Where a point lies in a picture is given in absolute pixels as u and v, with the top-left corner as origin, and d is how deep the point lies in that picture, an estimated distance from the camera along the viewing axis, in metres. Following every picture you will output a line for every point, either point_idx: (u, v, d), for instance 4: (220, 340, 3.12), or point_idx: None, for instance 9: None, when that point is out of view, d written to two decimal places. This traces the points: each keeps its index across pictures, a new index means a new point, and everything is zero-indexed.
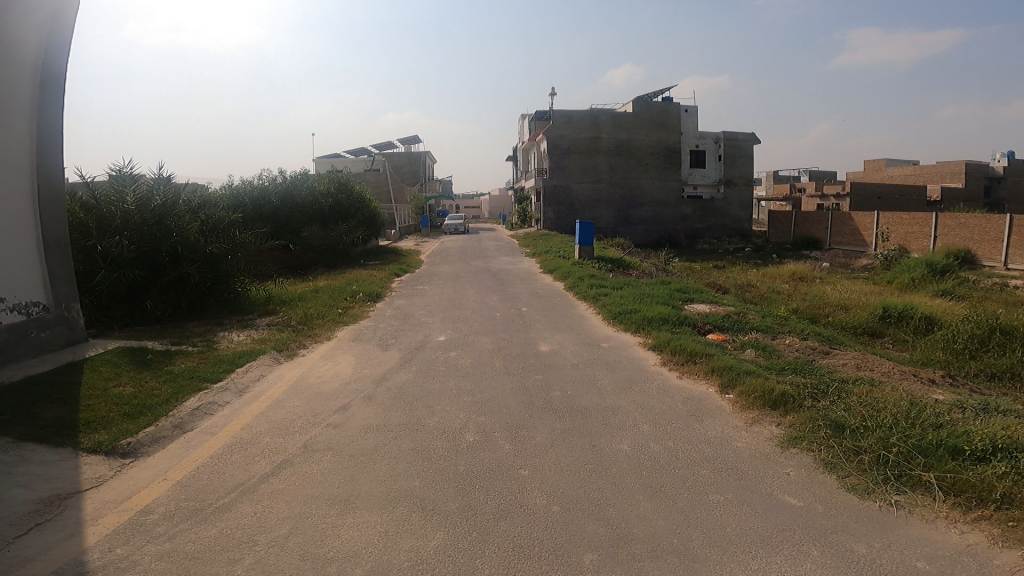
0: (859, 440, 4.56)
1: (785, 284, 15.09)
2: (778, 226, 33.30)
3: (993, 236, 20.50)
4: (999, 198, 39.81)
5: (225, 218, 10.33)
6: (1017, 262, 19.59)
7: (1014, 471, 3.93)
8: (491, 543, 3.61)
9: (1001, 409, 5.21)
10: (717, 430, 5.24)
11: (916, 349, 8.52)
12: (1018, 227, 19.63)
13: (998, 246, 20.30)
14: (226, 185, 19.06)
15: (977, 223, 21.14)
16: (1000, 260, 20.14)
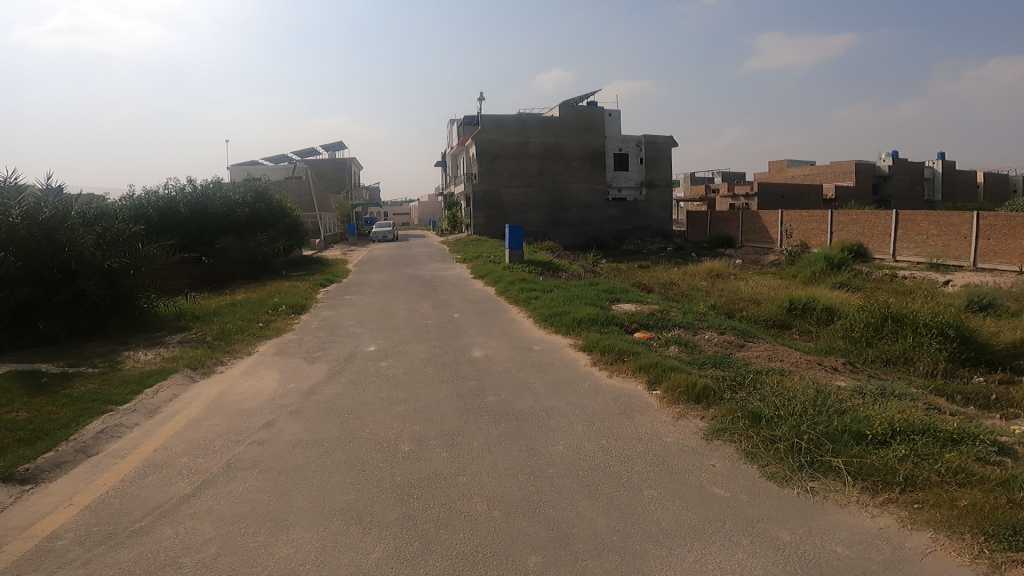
0: (773, 429, 4.72)
1: (705, 281, 15.73)
2: (695, 226, 34.43)
3: (881, 231, 21.96)
4: (886, 195, 42.05)
5: (126, 230, 9.81)
6: (903, 255, 21.08)
7: (911, 453, 4.10)
8: (434, 551, 3.54)
9: (897, 393, 5.54)
10: (647, 426, 5.34)
11: (821, 339, 9.00)
12: (902, 223, 21.20)
13: (887, 239, 21.75)
14: (129, 196, 18.12)
15: (867, 219, 22.58)
16: (888, 253, 21.65)
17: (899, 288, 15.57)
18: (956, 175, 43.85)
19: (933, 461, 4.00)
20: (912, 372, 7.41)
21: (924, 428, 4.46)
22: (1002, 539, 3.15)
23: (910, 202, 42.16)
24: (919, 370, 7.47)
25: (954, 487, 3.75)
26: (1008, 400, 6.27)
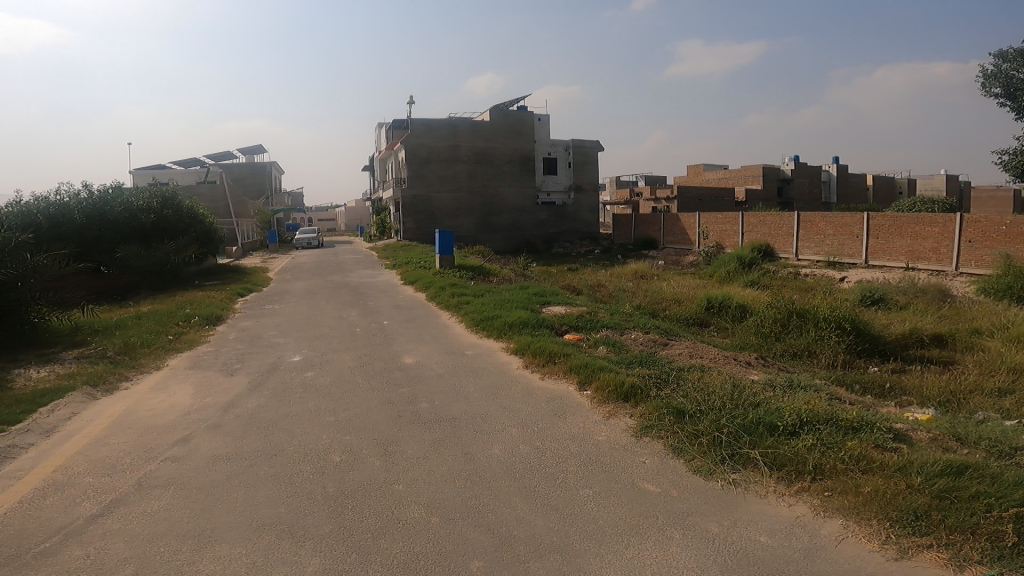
0: (696, 424, 4.96)
1: (630, 282, 16.33)
2: (621, 229, 35.61)
3: (785, 231, 23.70)
4: (789, 197, 45.57)
5: (11, 238, 8.88)
6: (805, 253, 22.85)
7: (818, 441, 4.36)
8: (374, 561, 3.45)
9: (803, 384, 5.99)
10: (579, 426, 5.47)
11: (736, 335, 9.59)
12: (802, 224, 22.94)
13: (790, 240, 23.51)
14: (13, 202, 16.41)
15: (773, 221, 24.28)
16: (791, 252, 23.40)
17: (802, 285, 16.86)
18: (848, 178, 47.68)
19: (837, 449, 4.24)
20: (815, 364, 8.03)
21: (828, 417, 4.75)
22: (906, 525, 3.32)
23: (811, 204, 45.64)
24: (821, 361, 8.12)
25: (857, 474, 3.96)
26: (902, 387, 6.75)
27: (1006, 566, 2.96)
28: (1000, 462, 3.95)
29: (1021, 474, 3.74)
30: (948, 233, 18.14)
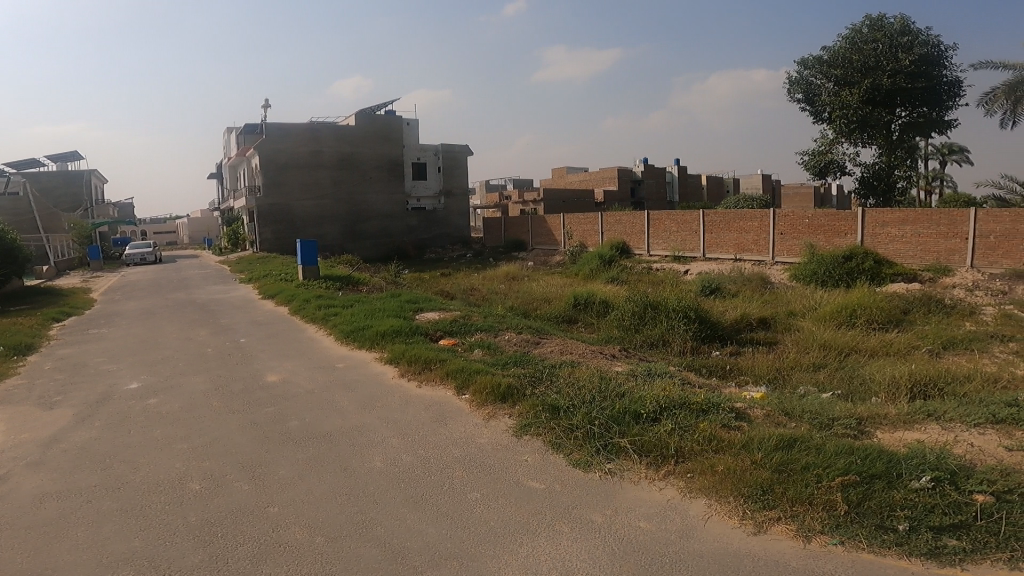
0: (571, 419, 5.23)
1: (501, 284, 16.70)
2: (492, 233, 36.16)
3: (638, 230, 25.68)
4: (641, 197, 49.63)
5: None
6: (655, 249, 24.99)
7: (677, 425, 4.81)
8: None
9: (659, 372, 6.58)
10: (460, 430, 5.48)
11: (599, 329, 10.25)
12: (652, 223, 25.01)
13: (642, 238, 25.58)
14: None
15: (627, 220, 26.23)
16: (644, 249, 25.46)
17: (654, 279, 18.44)
18: (687, 178, 53.05)
19: (693, 432, 4.66)
20: (668, 352, 8.85)
21: (683, 402, 5.22)
22: (758, 501, 3.64)
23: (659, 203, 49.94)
24: (673, 348, 8.97)
25: (711, 453, 4.37)
26: (739, 368, 7.72)
27: (842, 533, 3.28)
28: (820, 432, 4.55)
29: (839, 442, 4.19)
30: (764, 227, 21.05)
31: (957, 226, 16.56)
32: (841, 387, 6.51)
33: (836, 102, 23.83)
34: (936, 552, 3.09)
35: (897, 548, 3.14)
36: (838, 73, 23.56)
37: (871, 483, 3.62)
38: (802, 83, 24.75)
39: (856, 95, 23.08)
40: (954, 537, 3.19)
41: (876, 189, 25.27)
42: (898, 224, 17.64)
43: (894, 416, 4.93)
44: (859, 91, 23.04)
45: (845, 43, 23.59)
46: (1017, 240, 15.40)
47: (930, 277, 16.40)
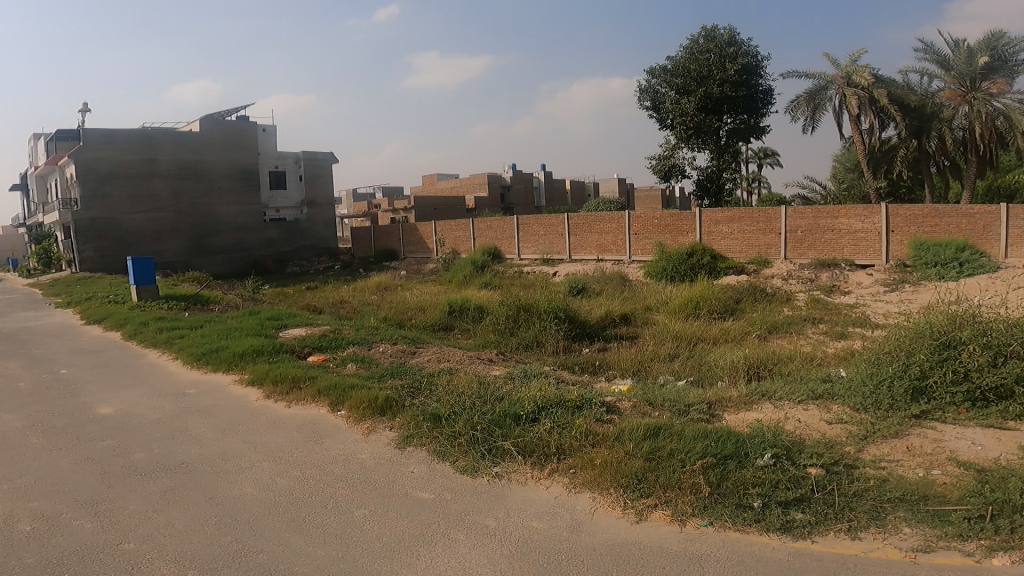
0: (453, 426, 5.22)
1: (373, 295, 16.16)
2: (360, 242, 34.86)
3: (508, 235, 26.31)
4: (510, 202, 50.82)
5: None
6: (525, 253, 25.78)
7: (556, 423, 5.00)
8: None
9: (534, 373, 6.80)
10: (339, 447, 5.21)
11: (475, 335, 10.37)
12: (521, 228, 25.79)
13: (512, 243, 26.24)
14: None
15: (497, 225, 26.75)
16: (514, 253, 26.12)
17: (526, 282, 19.02)
18: (552, 183, 55.49)
19: (570, 428, 4.88)
20: (542, 352, 9.21)
21: (559, 400, 5.44)
22: (636, 490, 3.90)
23: (527, 207, 51.65)
24: (547, 348, 9.34)
25: (589, 448, 4.60)
26: (607, 363, 8.27)
27: (710, 515, 3.58)
28: (681, 419, 5.01)
29: (697, 427, 4.61)
30: (621, 229, 22.68)
31: (773, 223, 19.21)
32: (694, 374, 7.26)
33: (677, 109, 26.52)
34: (788, 526, 3.42)
35: (757, 524, 3.46)
36: (680, 81, 26.15)
37: (727, 463, 4.00)
38: (649, 90, 27.24)
39: (693, 103, 25.93)
40: (801, 509, 3.56)
41: (709, 191, 28.27)
42: (728, 222, 19.99)
43: (737, 398, 5.59)
44: (696, 99, 25.85)
45: (685, 54, 26.21)
46: (818, 234, 18.44)
47: (753, 270, 18.78)
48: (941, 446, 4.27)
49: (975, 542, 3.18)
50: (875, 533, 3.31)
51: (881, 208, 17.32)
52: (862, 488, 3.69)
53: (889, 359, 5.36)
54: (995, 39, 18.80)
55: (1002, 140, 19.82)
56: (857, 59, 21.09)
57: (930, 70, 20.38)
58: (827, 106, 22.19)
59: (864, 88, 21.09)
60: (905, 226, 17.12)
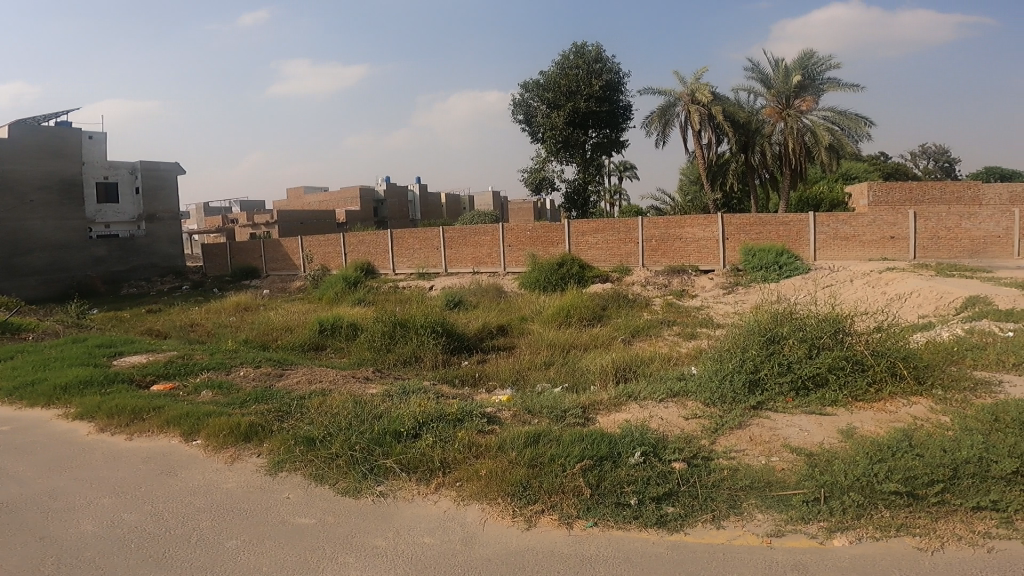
0: (328, 448, 4.90)
1: (232, 316, 14.79)
2: (214, 259, 31.81)
3: (381, 249, 25.58)
4: (384, 216, 49.45)
5: None
6: (399, 268, 25.23)
7: (438, 438, 4.89)
8: None
9: (412, 389, 6.61)
10: (198, 478, 4.65)
11: (350, 353, 9.92)
12: (395, 242, 25.26)
13: (386, 257, 25.55)
14: None
15: (369, 240, 25.90)
16: (389, 268, 25.44)
17: (401, 297, 18.60)
18: (427, 196, 54.96)
19: (453, 442, 4.81)
20: (421, 367, 9.03)
21: (439, 414, 5.34)
22: (523, 497, 3.94)
23: (402, 221, 50.58)
24: (426, 362, 9.18)
25: (473, 460, 4.55)
26: (486, 374, 8.32)
27: (594, 515, 3.72)
28: (559, 425, 5.16)
29: (574, 431, 4.78)
30: (495, 242, 23.12)
31: (631, 233, 20.75)
32: (568, 380, 7.56)
33: (547, 123, 27.92)
34: (664, 520, 3.63)
35: (636, 520, 3.65)
36: (551, 95, 27.49)
37: (603, 464, 4.19)
38: (522, 104, 28.58)
39: (562, 117, 27.36)
40: (671, 503, 3.79)
41: (576, 203, 29.90)
42: (593, 233, 21.22)
43: (608, 401, 5.90)
44: (564, 113, 27.29)
45: (557, 69, 27.63)
46: (669, 243, 20.24)
47: (616, 278, 20.11)
48: (778, 434, 4.80)
49: (816, 525, 3.51)
50: (735, 522, 3.58)
51: (719, 219, 19.53)
52: (719, 479, 4.02)
53: (730, 356, 6.01)
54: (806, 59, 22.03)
55: (810, 154, 23.27)
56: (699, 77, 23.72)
57: (756, 89, 23.40)
58: (675, 121, 24.60)
59: (704, 105, 23.74)
60: (737, 235, 19.44)
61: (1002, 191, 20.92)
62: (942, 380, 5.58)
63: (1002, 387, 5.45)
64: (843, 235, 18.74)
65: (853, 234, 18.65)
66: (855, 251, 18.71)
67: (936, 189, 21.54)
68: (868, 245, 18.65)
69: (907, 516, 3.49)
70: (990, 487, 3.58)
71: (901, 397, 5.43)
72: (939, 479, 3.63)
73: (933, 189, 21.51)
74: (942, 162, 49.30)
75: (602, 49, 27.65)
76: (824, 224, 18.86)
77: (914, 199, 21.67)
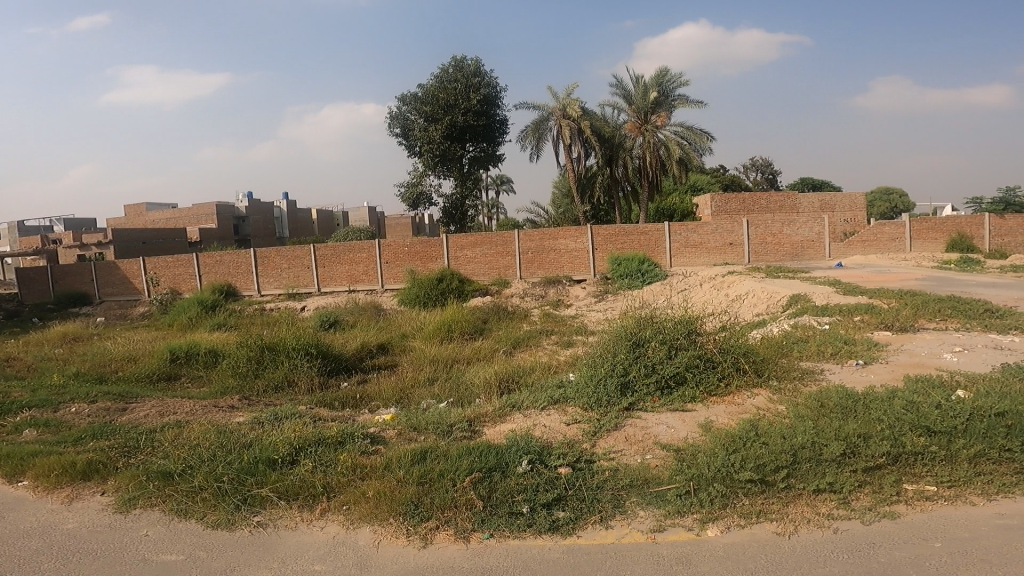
0: (189, 481, 4.36)
1: (58, 348, 12.71)
2: (32, 286, 27.19)
3: (243, 270, 23.59)
4: (246, 234, 45.72)
5: None
6: (265, 289, 23.43)
7: (318, 463, 4.53)
8: None
9: (284, 415, 6.08)
10: (25, 525, 3.93)
11: (211, 382, 8.95)
12: (259, 261, 23.45)
13: (249, 277, 23.60)
14: None
15: (229, 260, 23.78)
16: (253, 289, 23.52)
17: (269, 320, 17.25)
18: (295, 212, 51.77)
19: (335, 465, 4.49)
20: (296, 391, 8.38)
21: (317, 438, 4.97)
22: (416, 515, 3.78)
23: (267, 239, 47.13)
24: (300, 387, 8.53)
25: (358, 481, 4.27)
26: (368, 395, 7.92)
27: (490, 527, 3.67)
28: (446, 440, 5.06)
29: (461, 445, 4.71)
30: (372, 259, 22.38)
31: (508, 246, 21.26)
32: (454, 394, 7.44)
33: (425, 136, 27.83)
34: (556, 525, 3.67)
35: (531, 528, 3.66)
36: (428, 108, 27.41)
37: (493, 475, 4.15)
38: (399, 117, 28.31)
39: (439, 131, 27.40)
40: (561, 508, 3.85)
41: (454, 217, 30.24)
42: (471, 248, 21.41)
43: (492, 413, 5.91)
44: (441, 127, 27.34)
45: (435, 82, 27.59)
46: (545, 254, 21.05)
47: (495, 291, 20.40)
48: (649, 433, 5.11)
49: (691, 516, 3.74)
50: (621, 520, 3.73)
51: (588, 230, 20.69)
52: (602, 480, 4.19)
53: (602, 361, 6.35)
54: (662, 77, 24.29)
55: (664, 168, 25.68)
56: (569, 93, 24.99)
57: (620, 105, 25.24)
58: (549, 135, 25.78)
59: (574, 120, 25.16)
60: (604, 244, 20.79)
61: (813, 201, 24.40)
62: (777, 371, 6.32)
63: (822, 374, 6.33)
64: (692, 242, 20.80)
65: (700, 241, 20.79)
66: (702, 257, 20.87)
67: (764, 199, 24.63)
68: (712, 250, 20.90)
69: (764, 502, 3.80)
70: (825, 470, 3.98)
71: (745, 389, 6.07)
72: (784, 465, 4.00)
73: (763, 199, 24.57)
74: (769, 175, 56.67)
75: (481, 64, 28.02)
76: (676, 233, 20.78)
77: (748, 208, 24.57)
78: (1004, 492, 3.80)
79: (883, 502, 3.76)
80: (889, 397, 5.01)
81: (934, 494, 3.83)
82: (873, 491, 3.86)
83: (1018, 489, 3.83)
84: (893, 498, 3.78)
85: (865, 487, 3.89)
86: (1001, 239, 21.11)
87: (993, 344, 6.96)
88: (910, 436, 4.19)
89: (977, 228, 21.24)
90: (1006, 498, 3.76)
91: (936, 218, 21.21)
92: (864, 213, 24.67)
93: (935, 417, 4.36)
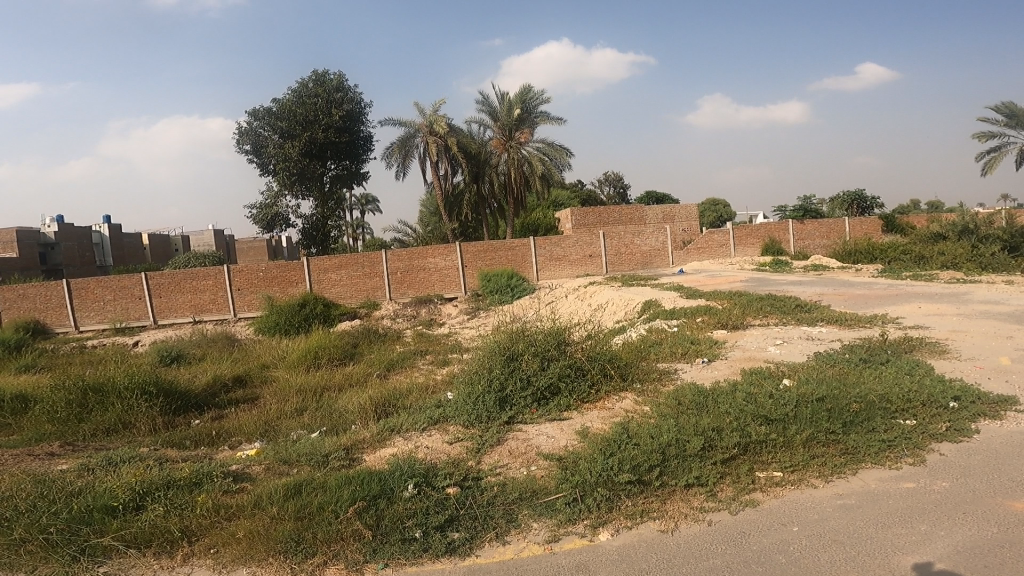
0: (8, 534, 3.66)
1: None
2: None
3: (56, 303, 20.09)
4: (56, 264, 39.00)
5: None
6: (85, 324, 20.15)
7: (172, 505, 3.96)
8: None
9: (123, 458, 5.23)
10: None
11: (20, 431, 7.42)
12: (76, 293, 20.13)
13: (64, 311, 20.14)
14: None
15: (36, 292, 20.08)
16: (69, 325, 20.12)
17: (93, 358, 14.81)
18: (121, 237, 45.30)
19: (191, 507, 3.94)
20: (134, 434, 7.23)
21: (166, 481, 4.30)
22: (297, 552, 3.44)
23: (84, 270, 40.64)
24: (140, 428, 7.40)
25: (223, 522, 3.79)
26: (227, 431, 7.08)
27: (383, 556, 3.45)
28: (323, 471, 4.69)
29: (340, 475, 4.38)
30: (219, 286, 20.30)
31: (375, 267, 20.62)
32: (326, 424, 6.93)
33: (280, 154, 26.31)
34: (452, 547, 3.55)
35: (427, 552, 3.50)
36: (285, 125, 25.95)
37: (379, 502, 3.91)
38: (251, 133, 26.52)
39: (297, 149, 26.05)
40: (455, 529, 3.74)
41: (314, 239, 28.78)
42: (335, 270, 20.43)
43: (371, 439, 5.61)
44: (300, 144, 26.03)
45: (293, 97, 26.22)
46: (414, 274, 20.81)
47: (363, 314, 19.59)
48: (531, 444, 5.18)
49: (582, 523, 3.81)
50: (517, 536, 3.69)
51: (457, 248, 20.84)
52: (492, 496, 4.15)
53: (478, 378, 6.38)
54: (525, 96, 25.45)
55: (527, 185, 26.85)
56: (436, 110, 25.23)
57: (485, 122, 26.03)
58: (414, 153, 25.69)
59: (440, 137, 25.41)
60: (473, 262, 21.12)
61: (656, 213, 26.95)
62: (639, 375, 6.79)
63: (677, 374, 6.94)
64: (556, 256, 21.93)
65: (562, 254, 21.97)
66: (566, 269, 22.10)
67: (615, 212, 26.80)
68: (574, 263, 22.21)
69: (644, 502, 4.01)
70: (692, 465, 4.31)
71: (613, 394, 6.43)
72: (656, 463, 4.28)
73: (614, 212, 26.78)
74: (619, 189, 61.54)
75: (343, 80, 27.20)
76: (540, 247, 21.78)
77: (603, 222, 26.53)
78: (838, 473, 4.28)
79: (743, 491, 4.10)
80: (731, 391, 5.63)
81: (782, 479, 4.23)
82: (733, 481, 4.21)
83: (848, 468, 4.34)
84: (751, 486, 4.14)
85: (726, 478, 4.25)
86: (802, 243, 25.00)
87: (806, 335, 8.19)
88: (754, 426, 4.71)
89: (784, 234, 24.97)
90: (840, 478, 4.23)
91: (753, 227, 24.69)
92: (697, 222, 27.91)
93: (769, 407, 4.97)
